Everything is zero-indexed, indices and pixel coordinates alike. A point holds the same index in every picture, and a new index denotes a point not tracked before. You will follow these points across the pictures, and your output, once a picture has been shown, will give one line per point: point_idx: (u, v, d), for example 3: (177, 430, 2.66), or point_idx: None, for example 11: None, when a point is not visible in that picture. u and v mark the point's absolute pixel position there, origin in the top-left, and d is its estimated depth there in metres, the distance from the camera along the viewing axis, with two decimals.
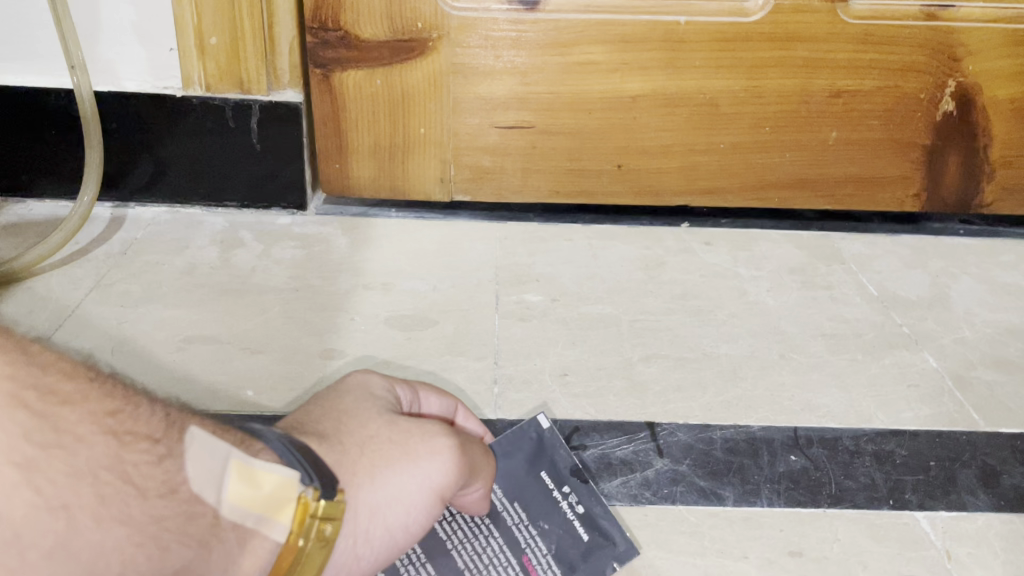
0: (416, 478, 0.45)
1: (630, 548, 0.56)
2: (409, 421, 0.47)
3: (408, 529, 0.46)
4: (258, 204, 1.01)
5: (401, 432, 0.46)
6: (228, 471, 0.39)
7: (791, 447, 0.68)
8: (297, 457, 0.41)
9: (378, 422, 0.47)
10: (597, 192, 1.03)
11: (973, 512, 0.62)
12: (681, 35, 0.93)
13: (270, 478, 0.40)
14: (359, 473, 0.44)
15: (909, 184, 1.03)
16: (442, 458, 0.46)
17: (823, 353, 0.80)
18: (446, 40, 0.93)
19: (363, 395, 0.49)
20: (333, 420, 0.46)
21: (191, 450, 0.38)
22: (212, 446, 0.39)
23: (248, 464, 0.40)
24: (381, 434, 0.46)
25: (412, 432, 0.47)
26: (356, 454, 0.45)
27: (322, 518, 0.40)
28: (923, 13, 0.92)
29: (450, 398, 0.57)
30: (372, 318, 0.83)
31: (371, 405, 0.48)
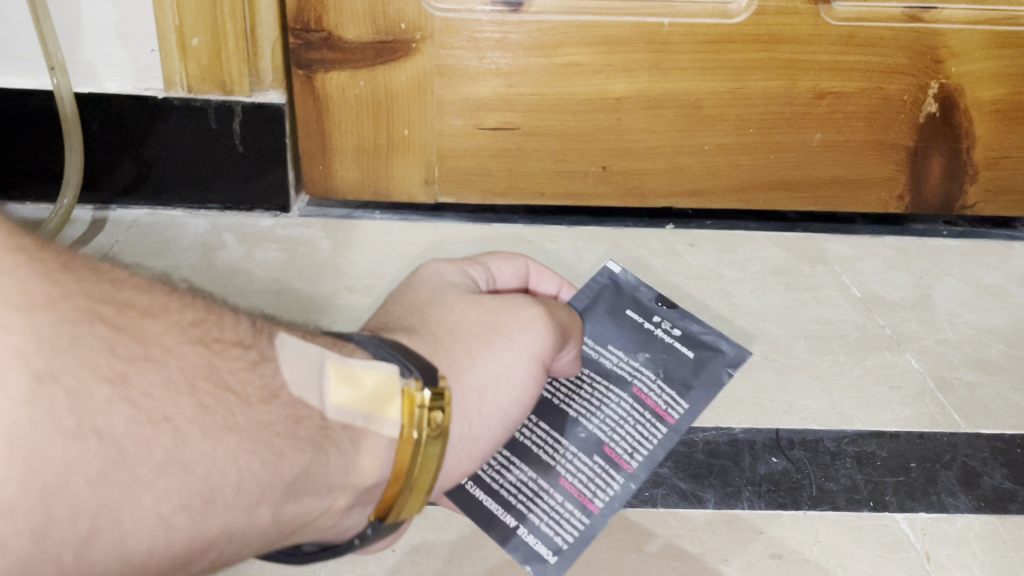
0: (515, 350, 0.56)
1: (740, 351, 0.67)
2: (488, 303, 0.57)
3: (519, 403, 0.56)
4: (241, 206, 1.01)
5: (483, 312, 0.57)
6: (327, 375, 0.47)
7: (772, 449, 0.68)
8: (391, 359, 0.49)
9: (462, 306, 0.57)
10: (582, 194, 1.03)
11: (953, 513, 0.63)
12: (665, 36, 0.93)
13: (370, 378, 0.48)
14: (458, 358, 0.54)
15: (893, 186, 1.03)
16: (533, 330, 0.56)
17: (806, 354, 0.80)
18: (431, 42, 0.92)
19: (446, 287, 0.59)
20: (418, 315, 0.56)
21: (288, 361, 0.46)
22: (307, 355, 0.47)
23: (343, 368, 0.48)
24: (467, 315, 0.56)
25: (499, 313, 0.57)
26: (449, 340, 0.55)
27: (430, 408, 0.48)
28: (906, 15, 0.92)
29: (519, 260, 0.67)
30: (354, 321, 0.82)
31: (449, 292, 0.58)
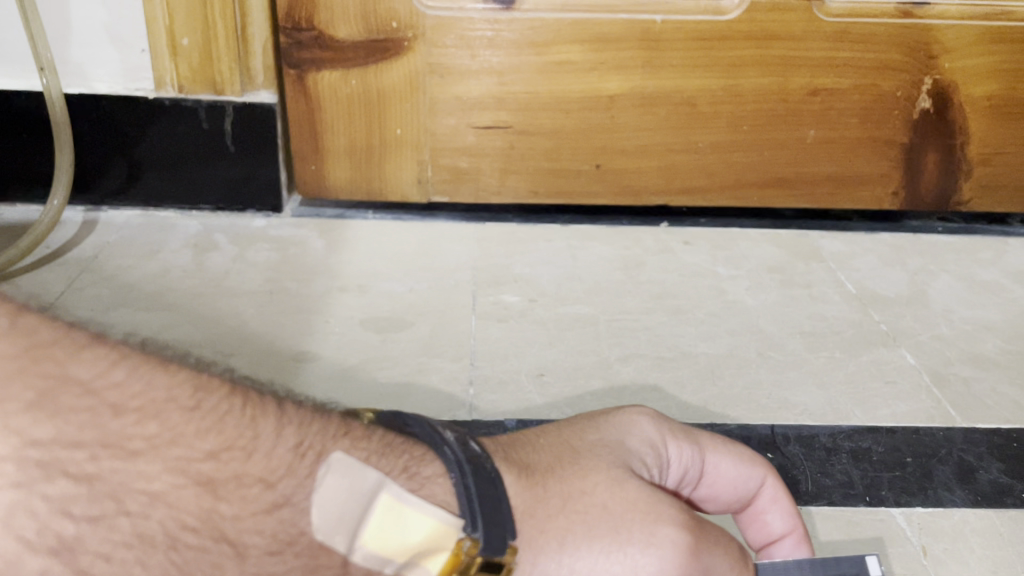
0: (619, 570, 0.37)
1: None
2: (640, 488, 0.40)
3: None
4: (233, 207, 1.00)
5: (624, 504, 0.39)
6: (374, 509, 0.35)
7: (767, 445, 0.67)
8: (464, 496, 0.36)
9: (602, 476, 0.40)
10: (576, 192, 1.03)
11: (949, 508, 0.61)
12: (657, 33, 0.92)
13: (422, 523, 0.35)
14: (549, 532, 0.37)
15: (888, 183, 1.03)
16: (660, 550, 0.37)
17: (801, 352, 0.79)
18: (422, 40, 0.92)
19: (619, 452, 0.42)
20: (553, 455, 0.41)
21: (329, 486, 0.34)
22: (359, 480, 0.35)
23: (399, 501, 0.35)
24: (598, 493, 0.39)
25: (638, 506, 0.39)
26: (557, 507, 0.38)
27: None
28: (898, 11, 0.92)
29: (763, 471, 0.48)
30: (347, 321, 0.82)
31: (610, 456, 0.41)
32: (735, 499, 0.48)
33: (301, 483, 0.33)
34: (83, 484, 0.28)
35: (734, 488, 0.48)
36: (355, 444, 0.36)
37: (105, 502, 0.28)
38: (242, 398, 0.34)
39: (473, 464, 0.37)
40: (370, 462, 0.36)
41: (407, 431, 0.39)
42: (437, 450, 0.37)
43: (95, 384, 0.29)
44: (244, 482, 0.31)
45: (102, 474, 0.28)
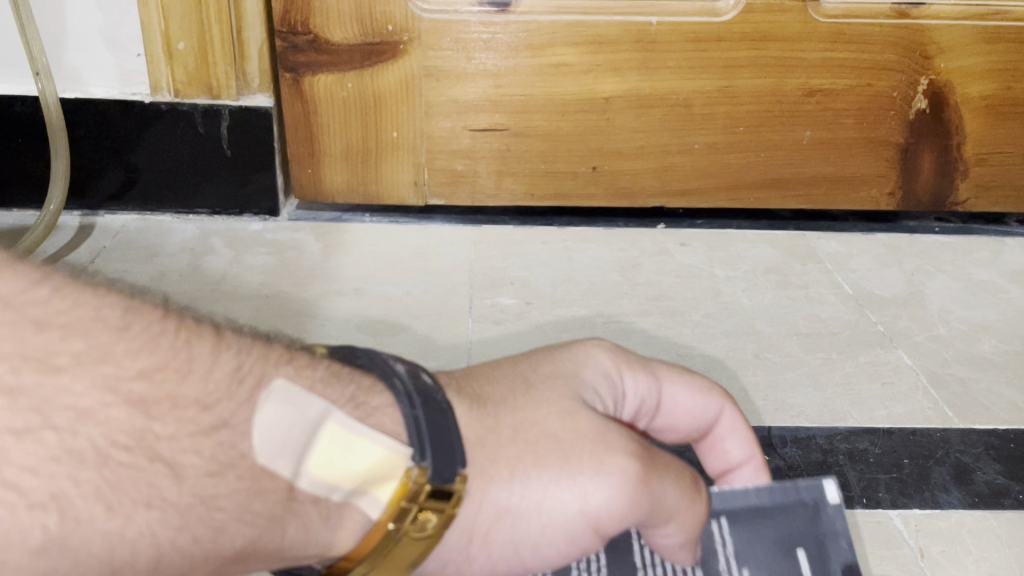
0: (570, 493, 0.41)
1: None
2: (587, 420, 0.43)
3: (546, 554, 0.43)
4: (230, 210, 1.00)
5: (573, 434, 0.42)
6: (321, 436, 0.38)
7: (764, 447, 0.67)
8: (413, 427, 0.39)
9: (552, 408, 0.43)
10: (573, 195, 1.03)
11: (947, 509, 0.61)
12: (653, 35, 0.92)
13: (369, 451, 0.38)
14: (499, 463, 0.41)
15: (884, 183, 1.03)
16: (605, 478, 0.41)
17: (798, 352, 0.79)
18: (417, 43, 0.92)
19: (573, 382, 0.45)
20: (508, 388, 0.44)
21: (278, 413, 0.36)
22: (306, 407, 0.37)
23: (347, 428, 0.38)
24: (549, 424, 0.43)
25: (584, 438, 0.42)
26: (508, 438, 0.42)
27: (425, 507, 0.39)
28: (894, 12, 0.92)
29: (717, 400, 0.52)
30: (343, 324, 0.81)
31: (562, 387, 0.45)
32: (693, 428, 0.52)
33: (240, 405, 0.35)
34: (3, 397, 0.29)
35: (691, 418, 0.51)
36: (298, 372, 0.38)
37: (32, 415, 0.29)
38: (178, 324, 0.36)
39: (420, 395, 0.40)
40: (315, 390, 0.38)
41: (357, 363, 0.41)
42: (386, 380, 0.40)
43: (16, 300, 0.31)
44: (181, 401, 0.33)
45: (27, 388, 0.30)
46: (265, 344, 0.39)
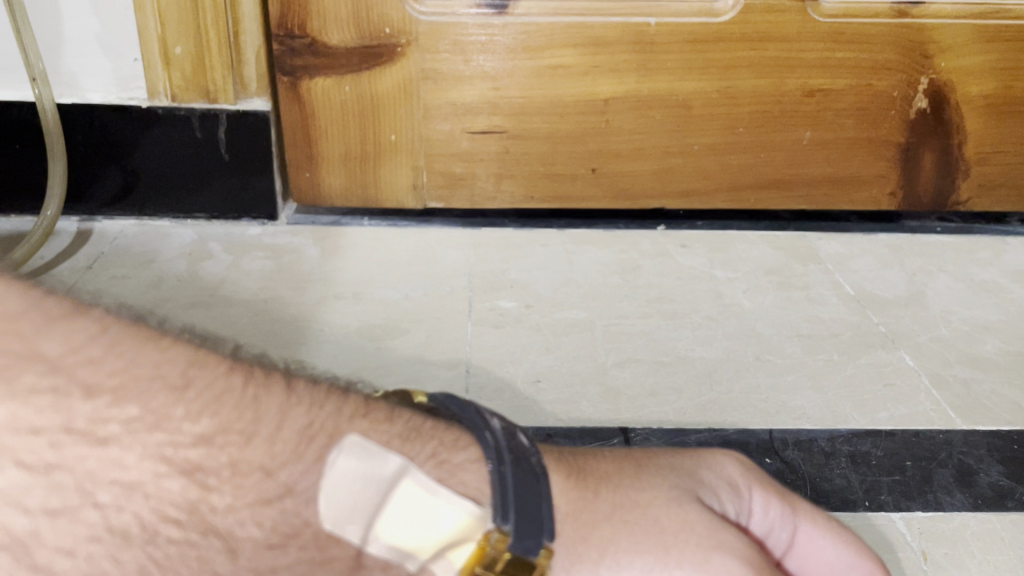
0: None
1: None
2: (697, 512, 0.38)
3: None
4: (227, 215, 1.00)
5: (681, 524, 0.38)
6: (396, 495, 0.34)
7: (765, 449, 0.66)
8: (498, 486, 0.35)
9: (662, 495, 0.39)
10: (572, 197, 1.02)
11: (950, 512, 0.61)
12: (651, 36, 0.92)
13: (446, 516, 0.34)
14: (589, 539, 0.36)
15: (886, 183, 1.02)
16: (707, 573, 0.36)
17: (800, 354, 0.79)
18: (415, 46, 0.92)
19: (688, 477, 0.41)
20: (618, 470, 0.41)
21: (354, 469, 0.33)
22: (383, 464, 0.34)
23: (424, 488, 0.35)
24: (654, 510, 0.38)
25: (688, 526, 0.38)
26: (605, 513, 0.38)
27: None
28: (893, 11, 0.91)
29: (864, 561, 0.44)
30: (342, 329, 0.81)
31: (675, 477, 0.41)
32: None
33: (308, 468, 0.32)
34: (41, 474, 0.26)
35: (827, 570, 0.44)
36: (372, 427, 0.35)
37: (72, 493, 0.27)
38: (244, 377, 0.33)
39: (511, 455, 0.36)
40: (391, 446, 0.35)
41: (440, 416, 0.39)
42: (477, 434, 0.37)
43: (65, 361, 0.28)
44: (242, 470, 0.30)
45: (68, 463, 0.27)
46: (335, 392, 0.36)
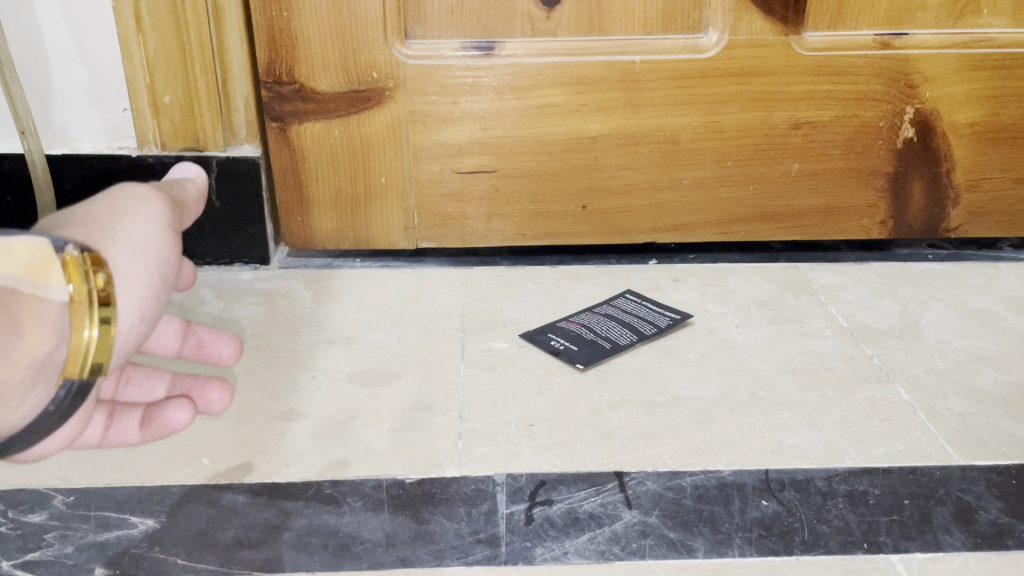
0: (138, 257, 0.51)
1: None
2: (130, 204, 0.53)
3: (139, 319, 0.51)
4: (219, 260, 1.00)
5: (134, 202, 0.53)
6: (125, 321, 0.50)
7: (762, 491, 0.66)
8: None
9: (122, 206, 0.53)
10: (563, 234, 1.02)
11: (950, 552, 0.60)
12: (637, 74, 0.93)
13: (25, 248, 0.47)
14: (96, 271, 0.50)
15: (876, 213, 1.02)
16: (146, 222, 0.53)
17: (794, 390, 0.78)
18: (403, 89, 0.93)
19: (125, 189, 0.54)
20: (103, 208, 0.52)
21: (23, 292, 0.46)
22: (60, 353, 0.48)
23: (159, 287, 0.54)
24: (112, 212, 0.52)
25: (129, 201, 0.53)
26: (84, 231, 0.50)
27: (93, 265, 0.48)
28: (876, 43, 0.93)
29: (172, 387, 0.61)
30: (333, 375, 0.81)
31: (125, 190, 0.54)
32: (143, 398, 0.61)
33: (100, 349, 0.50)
34: None
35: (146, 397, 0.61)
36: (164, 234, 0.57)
37: None
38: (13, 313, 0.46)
39: (80, 389, 0.49)
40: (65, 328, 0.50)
41: None
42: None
43: None
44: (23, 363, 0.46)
45: None
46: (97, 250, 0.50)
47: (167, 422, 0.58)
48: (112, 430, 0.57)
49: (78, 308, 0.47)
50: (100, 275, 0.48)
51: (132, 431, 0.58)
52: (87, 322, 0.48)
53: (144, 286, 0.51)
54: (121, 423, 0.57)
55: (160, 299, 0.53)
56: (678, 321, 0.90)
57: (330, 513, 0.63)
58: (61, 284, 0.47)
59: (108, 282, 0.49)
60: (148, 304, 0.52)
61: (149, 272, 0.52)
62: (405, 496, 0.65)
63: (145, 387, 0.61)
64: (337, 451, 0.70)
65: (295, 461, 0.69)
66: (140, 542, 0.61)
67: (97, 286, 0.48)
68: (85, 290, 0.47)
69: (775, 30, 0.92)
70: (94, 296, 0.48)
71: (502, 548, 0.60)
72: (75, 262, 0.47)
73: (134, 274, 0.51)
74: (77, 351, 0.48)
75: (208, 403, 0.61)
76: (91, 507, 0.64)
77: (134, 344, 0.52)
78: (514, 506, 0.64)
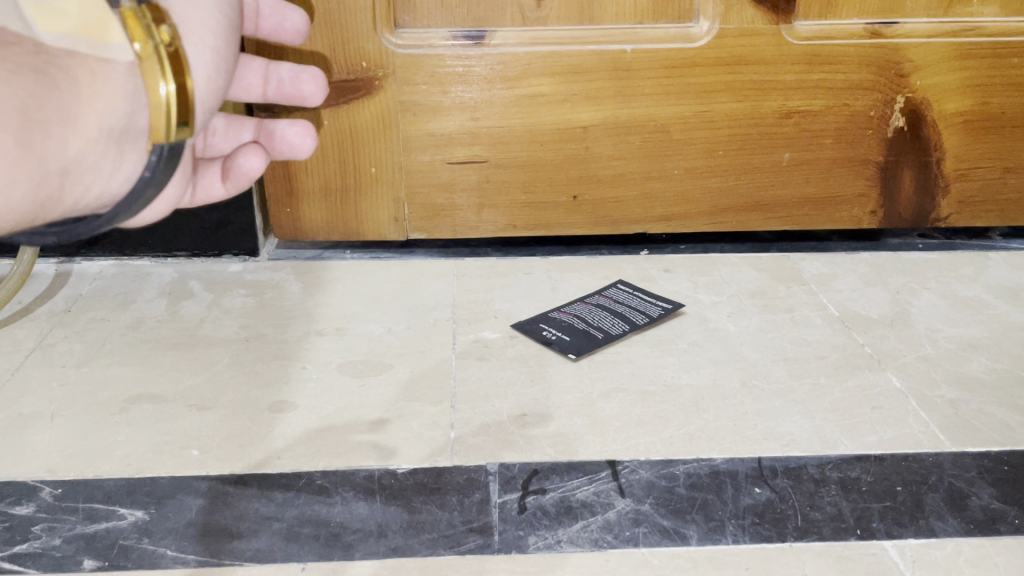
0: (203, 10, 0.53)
1: None
2: None
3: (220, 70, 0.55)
4: (208, 252, 0.99)
5: None
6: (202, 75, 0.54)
7: (755, 478, 0.66)
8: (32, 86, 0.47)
9: None
10: (554, 224, 1.02)
11: (943, 538, 0.60)
12: (628, 63, 0.93)
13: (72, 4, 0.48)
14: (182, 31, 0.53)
15: (867, 203, 1.02)
16: None
17: (786, 378, 0.79)
18: (392, 79, 0.92)
19: None
20: None
21: (82, 53, 0.48)
22: (142, 117, 0.50)
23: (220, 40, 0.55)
24: None
25: None
26: None
27: (154, 20, 0.50)
28: (866, 32, 0.93)
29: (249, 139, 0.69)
30: (324, 366, 0.80)
31: None
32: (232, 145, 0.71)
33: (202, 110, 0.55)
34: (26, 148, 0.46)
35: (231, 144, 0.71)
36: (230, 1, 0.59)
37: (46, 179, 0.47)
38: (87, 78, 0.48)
39: (170, 153, 0.52)
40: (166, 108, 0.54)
41: None
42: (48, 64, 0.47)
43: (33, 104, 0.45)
44: (111, 131, 0.49)
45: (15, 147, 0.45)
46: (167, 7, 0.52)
47: (243, 170, 0.66)
48: (200, 186, 0.66)
49: (149, 63, 0.50)
50: (163, 29, 0.50)
51: (216, 186, 0.67)
52: (161, 74, 0.50)
53: (211, 32, 0.54)
54: (205, 178, 0.67)
55: (231, 46, 0.56)
56: (669, 311, 0.89)
57: (321, 504, 0.63)
58: (123, 41, 0.49)
59: (173, 35, 0.50)
60: (220, 55, 0.54)
61: (212, 21, 0.54)
62: (396, 486, 0.65)
63: (231, 136, 0.70)
64: (329, 442, 0.69)
65: (286, 451, 0.68)
66: (129, 533, 0.60)
67: (164, 41, 0.50)
68: (151, 45, 0.49)
69: (765, 19, 0.92)
70: (161, 51, 0.50)
71: (495, 537, 0.60)
72: (134, 14, 0.49)
73: (199, 23, 0.53)
74: (159, 103, 0.50)
75: (291, 143, 0.70)
76: (79, 498, 0.63)
77: (220, 94, 0.56)
78: (507, 495, 0.64)
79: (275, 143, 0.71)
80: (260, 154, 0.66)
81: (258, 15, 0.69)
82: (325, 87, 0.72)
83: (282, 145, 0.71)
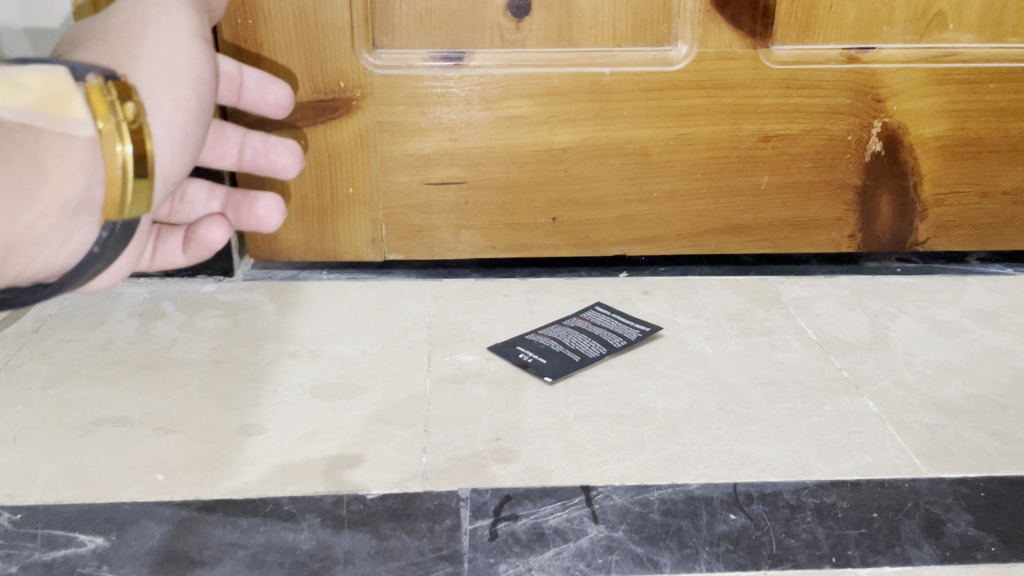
0: (172, 85, 0.57)
1: None
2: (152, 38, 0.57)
3: (184, 142, 0.58)
4: (181, 272, 0.98)
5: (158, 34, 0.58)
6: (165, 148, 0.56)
7: (730, 505, 0.65)
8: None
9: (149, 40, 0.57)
10: (533, 246, 1.01)
11: (919, 566, 0.59)
12: (606, 86, 0.93)
13: (37, 80, 0.50)
14: (150, 105, 0.56)
15: (844, 226, 1.02)
16: (177, 59, 0.58)
17: (762, 403, 0.78)
18: (370, 99, 0.92)
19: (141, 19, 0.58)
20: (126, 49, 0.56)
21: (41, 127, 0.50)
22: (98, 192, 0.53)
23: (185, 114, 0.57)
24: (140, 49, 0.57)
25: (155, 38, 0.57)
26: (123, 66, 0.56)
27: (117, 98, 0.53)
28: (844, 56, 0.93)
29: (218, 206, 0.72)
30: (296, 389, 0.79)
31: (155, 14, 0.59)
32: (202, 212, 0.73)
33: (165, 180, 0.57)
34: None
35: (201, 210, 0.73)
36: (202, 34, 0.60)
37: None
38: (44, 154, 0.51)
39: (121, 229, 0.55)
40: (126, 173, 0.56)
41: None
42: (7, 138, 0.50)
43: None
44: (64, 205, 0.52)
45: None
46: None
47: (203, 241, 0.68)
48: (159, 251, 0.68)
49: (109, 137, 0.52)
50: (126, 105, 0.53)
51: (175, 253, 0.69)
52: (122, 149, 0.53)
53: (180, 109, 0.57)
54: (165, 245, 0.68)
55: (197, 122, 0.59)
56: (647, 333, 0.89)
57: (287, 530, 0.61)
58: (86, 117, 0.52)
59: (136, 113, 0.53)
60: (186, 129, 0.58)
61: (181, 96, 0.57)
62: (365, 512, 0.63)
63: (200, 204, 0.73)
64: (298, 467, 0.68)
65: (252, 476, 0.67)
66: (88, 561, 0.58)
67: (125, 118, 0.53)
68: (113, 122, 0.52)
69: (743, 44, 0.92)
70: (122, 128, 0.53)
71: (465, 565, 0.59)
72: (98, 91, 0.52)
73: (168, 99, 0.56)
74: (115, 179, 0.53)
75: (260, 218, 0.73)
76: (38, 525, 0.61)
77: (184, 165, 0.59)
78: (477, 522, 0.62)
79: (243, 216, 0.73)
80: (222, 226, 0.68)
81: (241, 86, 0.72)
82: (300, 162, 0.75)
83: (249, 218, 0.73)
